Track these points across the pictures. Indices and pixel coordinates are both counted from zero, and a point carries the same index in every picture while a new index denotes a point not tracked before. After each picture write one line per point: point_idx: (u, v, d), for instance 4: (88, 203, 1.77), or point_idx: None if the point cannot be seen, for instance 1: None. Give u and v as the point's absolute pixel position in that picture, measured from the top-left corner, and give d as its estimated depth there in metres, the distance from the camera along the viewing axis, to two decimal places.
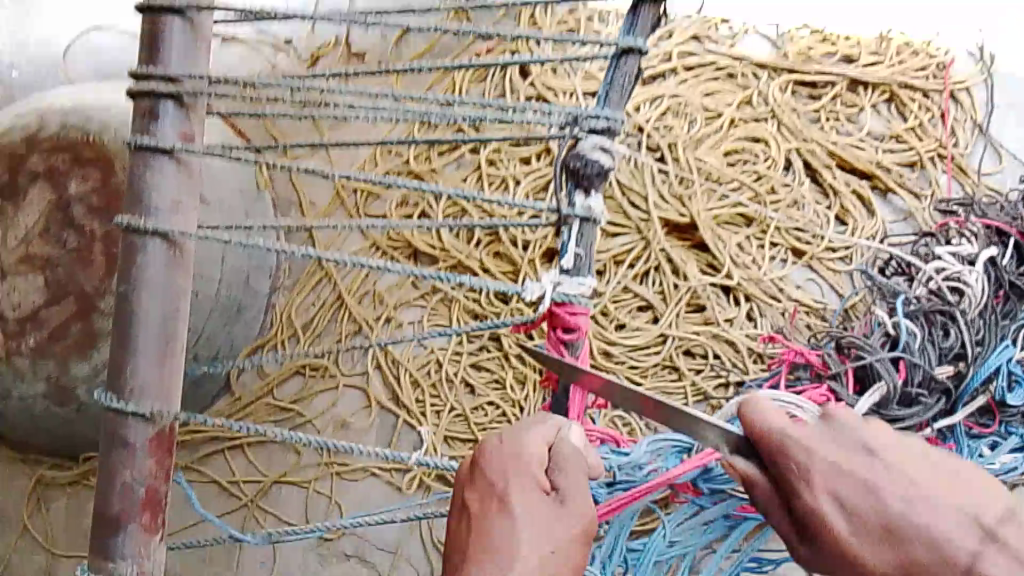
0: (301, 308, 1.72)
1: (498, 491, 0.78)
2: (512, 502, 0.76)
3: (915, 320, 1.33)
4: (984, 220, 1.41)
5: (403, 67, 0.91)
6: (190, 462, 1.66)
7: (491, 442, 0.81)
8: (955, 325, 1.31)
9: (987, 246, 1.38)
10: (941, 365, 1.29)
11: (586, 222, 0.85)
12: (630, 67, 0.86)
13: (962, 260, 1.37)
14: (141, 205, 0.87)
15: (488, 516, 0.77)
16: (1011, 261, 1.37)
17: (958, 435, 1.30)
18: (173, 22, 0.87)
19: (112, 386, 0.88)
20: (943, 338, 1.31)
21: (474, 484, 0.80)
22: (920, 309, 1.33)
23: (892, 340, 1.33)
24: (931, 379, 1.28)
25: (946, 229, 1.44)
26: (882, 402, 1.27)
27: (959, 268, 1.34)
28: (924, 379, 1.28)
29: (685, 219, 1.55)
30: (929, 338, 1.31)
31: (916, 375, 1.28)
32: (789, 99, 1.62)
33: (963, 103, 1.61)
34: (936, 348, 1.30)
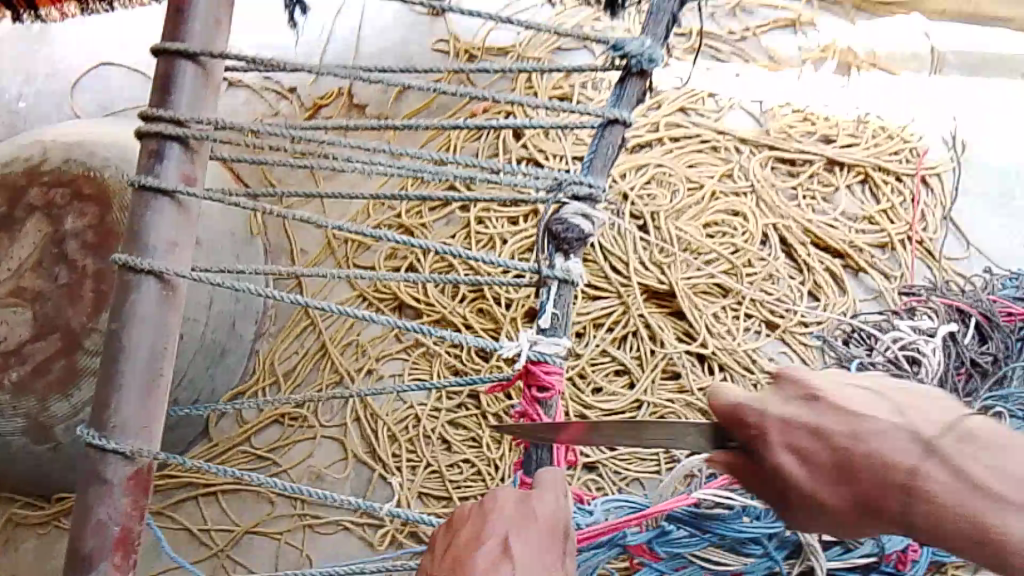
0: (283, 356, 1.74)
1: (502, 534, 0.75)
2: (513, 547, 0.73)
3: None
4: (945, 300, 1.49)
5: (398, 125, 0.96)
6: (162, 507, 1.66)
7: (505, 490, 0.78)
8: None
9: (948, 322, 1.46)
10: None
11: (565, 284, 0.89)
12: (614, 137, 0.91)
13: (922, 332, 1.43)
14: (138, 244, 0.90)
15: (480, 555, 0.73)
16: (972, 339, 1.44)
17: None
18: (186, 68, 0.92)
19: (95, 422, 0.89)
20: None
21: (479, 521, 0.76)
22: (880, 375, 1.38)
23: None
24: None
25: (910, 308, 1.52)
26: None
27: (915, 338, 1.40)
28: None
29: (664, 286, 1.59)
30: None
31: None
32: (769, 175, 1.68)
33: (935, 188, 1.67)
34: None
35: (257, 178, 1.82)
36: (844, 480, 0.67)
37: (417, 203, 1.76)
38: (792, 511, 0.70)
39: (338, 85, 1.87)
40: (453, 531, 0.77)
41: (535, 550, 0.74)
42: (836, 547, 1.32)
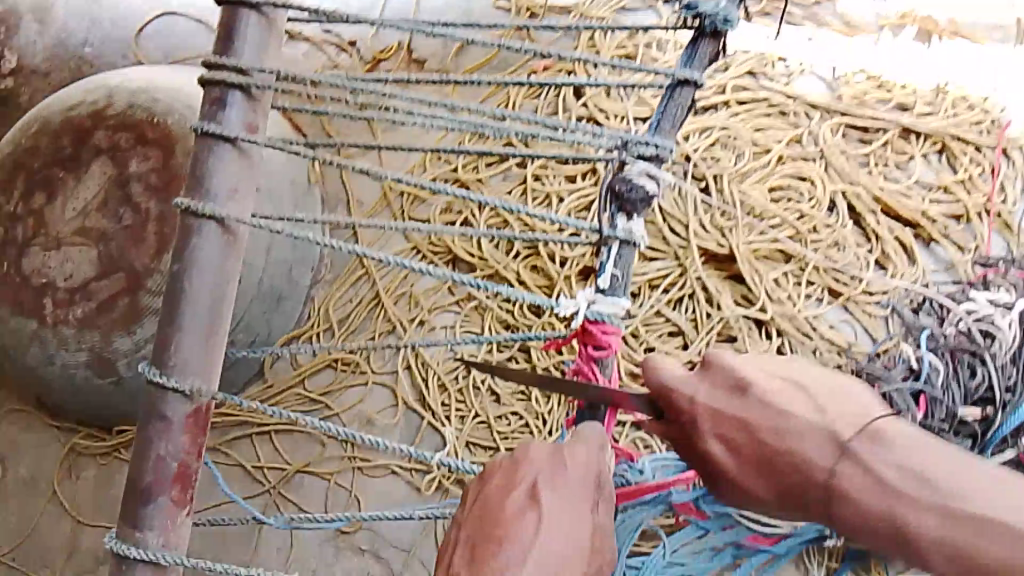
0: (338, 302, 1.76)
1: (531, 481, 0.79)
2: (541, 496, 0.78)
3: (941, 356, 1.34)
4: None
5: (463, 78, 0.94)
6: (219, 442, 1.70)
7: (538, 442, 0.83)
8: (983, 367, 1.31)
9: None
10: (967, 406, 1.30)
11: (626, 245, 0.88)
12: (684, 99, 0.88)
13: (998, 305, 1.37)
14: (200, 189, 0.91)
15: (511, 501, 0.78)
16: None
17: None
18: (251, 18, 0.92)
19: (157, 360, 0.91)
20: (970, 378, 1.31)
21: (514, 466, 0.81)
22: (947, 347, 1.35)
23: (915, 372, 1.35)
24: (956, 418, 1.30)
25: (985, 279, 1.44)
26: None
27: (991, 312, 1.35)
28: (946, 415, 1.30)
29: (724, 250, 1.56)
30: (957, 375, 1.32)
31: (936, 410, 1.30)
32: (840, 140, 1.62)
33: (1015, 160, 1.60)
34: (963, 388, 1.31)
35: (315, 130, 1.81)
36: (761, 475, 0.77)
37: (475, 158, 1.74)
38: (720, 488, 0.81)
39: (398, 39, 1.86)
40: (485, 480, 0.82)
41: (566, 497, 0.78)
42: None
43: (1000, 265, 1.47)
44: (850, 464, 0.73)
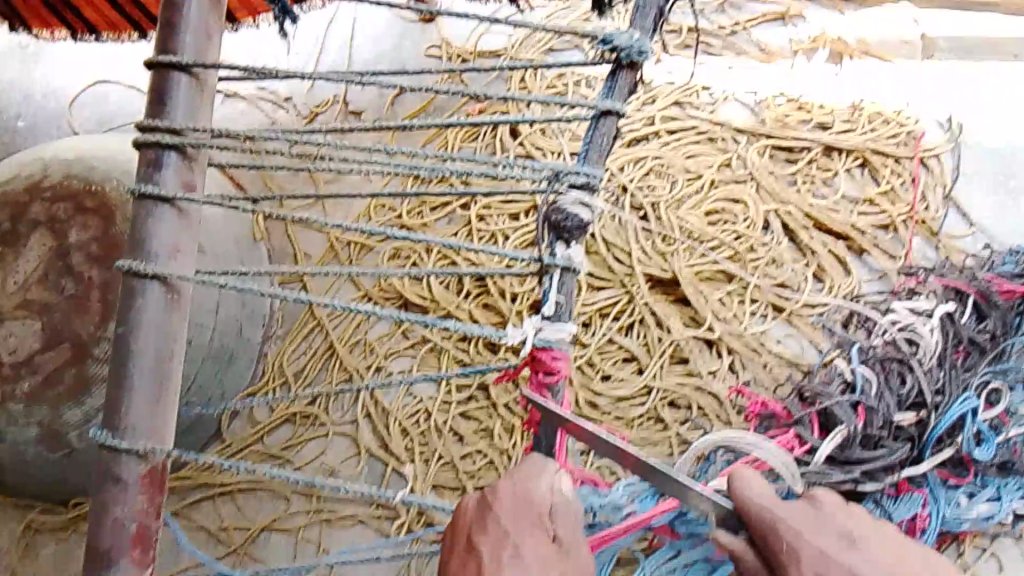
0: (291, 357, 1.76)
1: (469, 531, 0.79)
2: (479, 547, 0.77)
3: (872, 367, 1.41)
4: (942, 280, 1.51)
5: (398, 125, 0.97)
6: (179, 508, 1.67)
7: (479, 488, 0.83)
8: (911, 373, 1.38)
9: (945, 302, 1.47)
10: (902, 411, 1.35)
11: (567, 271, 0.91)
12: (608, 128, 0.92)
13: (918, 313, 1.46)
14: (142, 250, 0.92)
15: (456, 557, 0.79)
16: (969, 318, 1.45)
17: (932, 484, 1.31)
18: (179, 79, 0.93)
19: (107, 424, 0.91)
20: (901, 385, 1.38)
21: (457, 519, 0.81)
22: (877, 359, 1.41)
23: (849, 385, 1.41)
24: (893, 424, 1.34)
25: (910, 290, 1.55)
26: (841, 444, 1.33)
27: (912, 320, 1.43)
28: (883, 422, 1.34)
29: (668, 275, 1.60)
30: (887, 386, 1.37)
31: (875, 418, 1.34)
32: (767, 162, 1.69)
33: (932, 169, 1.68)
34: (894, 395, 1.36)
35: (257, 185, 1.83)
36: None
37: (418, 203, 1.77)
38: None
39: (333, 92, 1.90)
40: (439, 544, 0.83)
41: (501, 538, 0.77)
42: None
43: (922, 272, 1.57)
44: (835, 561, 0.79)
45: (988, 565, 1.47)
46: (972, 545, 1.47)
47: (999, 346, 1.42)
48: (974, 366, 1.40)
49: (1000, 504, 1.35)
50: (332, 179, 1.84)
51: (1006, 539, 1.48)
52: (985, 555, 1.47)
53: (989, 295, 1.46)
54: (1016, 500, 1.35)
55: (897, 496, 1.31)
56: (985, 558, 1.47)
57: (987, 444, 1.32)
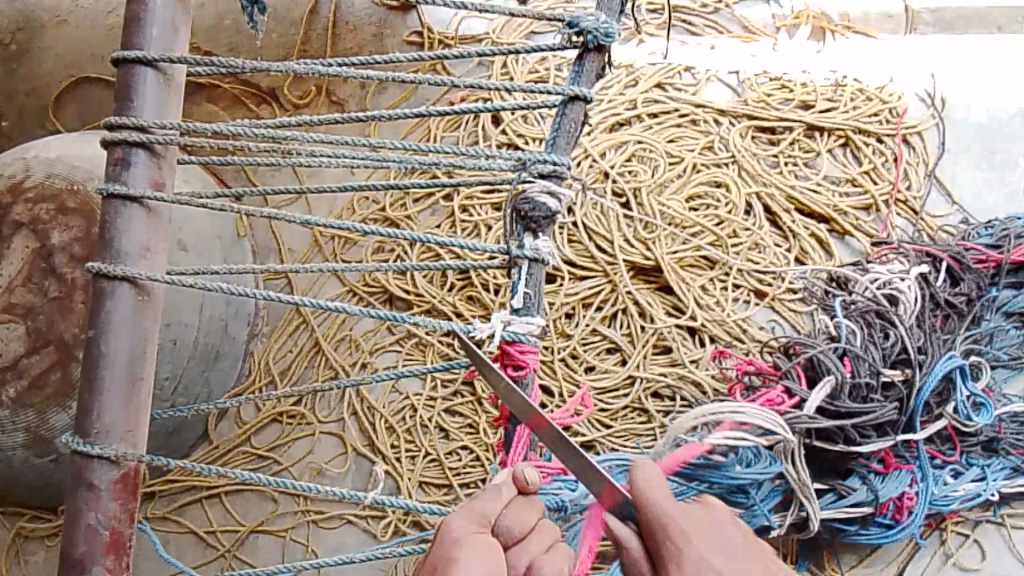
0: (277, 354, 1.75)
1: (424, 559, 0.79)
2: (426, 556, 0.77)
3: (856, 321, 1.37)
4: (915, 245, 1.51)
5: (362, 116, 0.96)
6: (168, 511, 1.68)
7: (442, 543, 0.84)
8: (894, 329, 1.35)
9: (919, 265, 1.48)
10: (888, 366, 1.32)
11: (535, 263, 0.90)
12: (576, 114, 0.91)
13: (895, 274, 1.45)
14: (111, 251, 0.91)
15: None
16: (945, 282, 1.47)
17: (920, 458, 1.37)
18: (146, 73, 0.92)
19: (78, 430, 0.90)
20: (885, 340, 1.35)
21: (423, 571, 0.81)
22: (860, 312, 1.38)
23: (834, 340, 1.35)
24: (879, 375, 1.31)
25: (882, 254, 1.53)
26: (831, 395, 1.27)
27: (891, 279, 1.42)
28: (870, 372, 1.30)
29: (650, 262, 1.59)
30: (875, 338, 1.34)
31: (862, 368, 1.30)
32: (749, 144, 1.67)
33: (916, 147, 1.66)
34: (880, 349, 1.33)
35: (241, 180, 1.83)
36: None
37: (400, 195, 1.75)
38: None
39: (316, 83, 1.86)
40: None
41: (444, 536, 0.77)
42: (828, 493, 1.36)
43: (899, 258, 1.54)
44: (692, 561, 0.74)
45: (970, 553, 1.49)
46: (954, 531, 1.48)
47: (973, 308, 1.46)
48: (951, 327, 1.44)
49: (984, 485, 1.41)
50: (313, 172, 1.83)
51: (989, 525, 1.49)
52: (967, 543, 1.48)
53: (962, 261, 1.48)
54: (1001, 480, 1.42)
55: (884, 474, 1.35)
56: (968, 545, 1.49)
57: (984, 410, 1.38)
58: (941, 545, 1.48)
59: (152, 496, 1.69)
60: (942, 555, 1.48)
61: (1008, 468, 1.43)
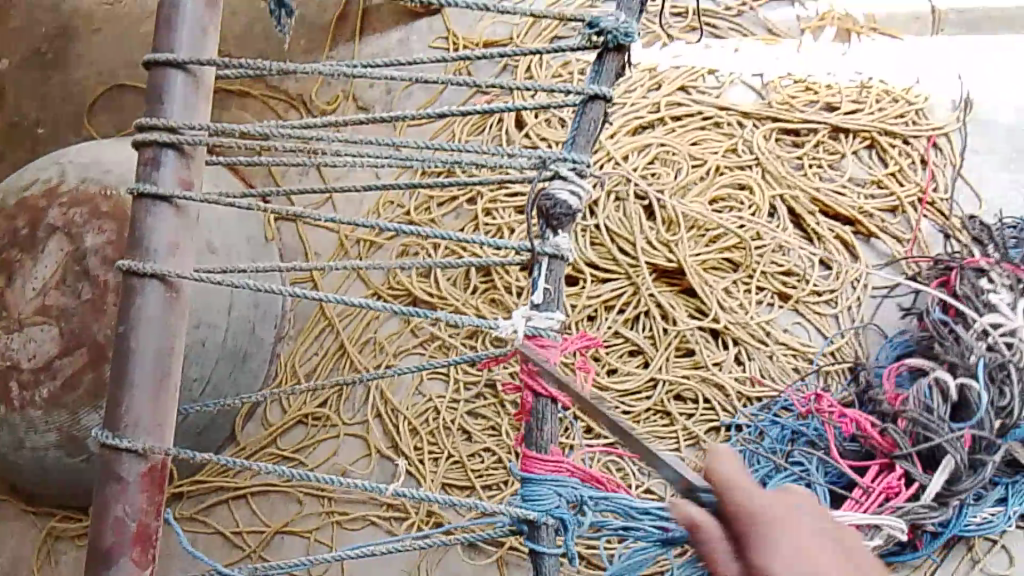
0: (303, 357, 1.78)
1: None
2: None
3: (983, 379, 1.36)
4: (1010, 265, 1.47)
5: (386, 118, 0.97)
6: (196, 512, 1.70)
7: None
8: (1011, 384, 1.37)
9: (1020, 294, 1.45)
10: (995, 421, 1.36)
11: (555, 259, 0.91)
12: (595, 113, 0.92)
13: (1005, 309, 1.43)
14: (141, 249, 0.93)
15: None
16: None
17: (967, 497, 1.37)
18: (176, 76, 0.95)
19: (109, 423, 0.91)
20: (1001, 397, 1.37)
21: None
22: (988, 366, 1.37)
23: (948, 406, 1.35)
24: (983, 442, 1.35)
25: (977, 268, 1.48)
26: (948, 479, 1.32)
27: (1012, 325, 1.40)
28: (985, 446, 1.35)
29: (673, 265, 1.59)
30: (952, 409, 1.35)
31: (978, 445, 1.34)
32: (773, 146, 1.67)
33: (943, 149, 1.65)
34: (994, 407, 1.36)
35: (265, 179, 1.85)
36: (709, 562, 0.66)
37: (425, 199, 1.76)
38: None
39: (342, 88, 1.88)
40: None
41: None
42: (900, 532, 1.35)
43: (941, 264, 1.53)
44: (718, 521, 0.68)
45: (999, 560, 1.49)
46: (983, 538, 1.48)
47: None
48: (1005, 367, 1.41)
49: (1005, 508, 1.41)
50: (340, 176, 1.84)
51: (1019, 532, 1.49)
52: (996, 549, 1.49)
53: None
54: (1022, 502, 1.42)
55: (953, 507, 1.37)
56: (996, 551, 1.49)
57: None
58: (968, 551, 1.48)
59: (178, 497, 1.71)
60: (969, 562, 1.48)
61: None
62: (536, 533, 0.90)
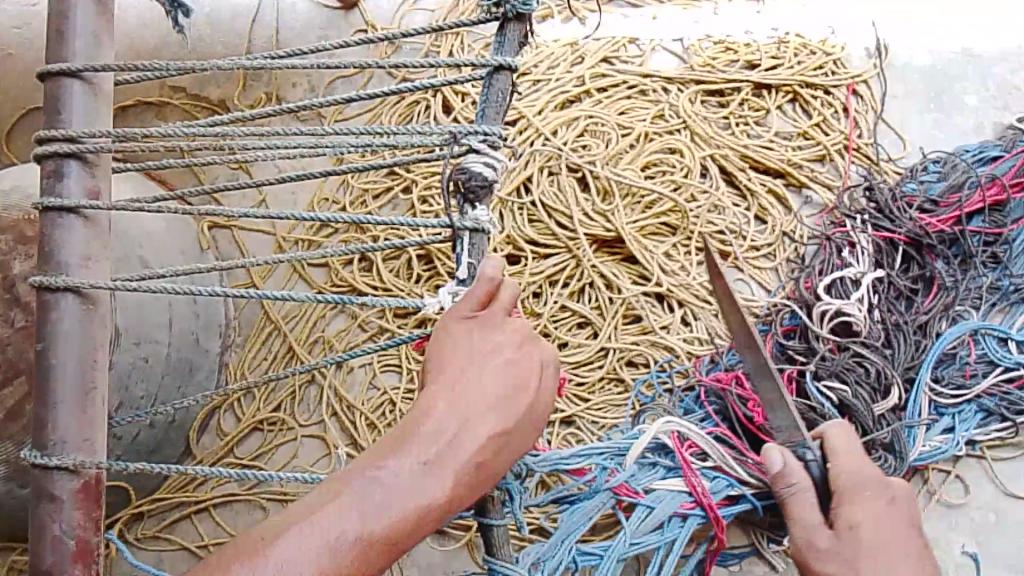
0: (252, 364, 1.76)
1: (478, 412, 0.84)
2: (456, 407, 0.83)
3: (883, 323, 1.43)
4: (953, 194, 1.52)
5: (294, 107, 0.95)
6: (159, 530, 1.67)
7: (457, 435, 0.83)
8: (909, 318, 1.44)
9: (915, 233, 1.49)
10: (906, 359, 1.41)
11: (476, 233, 0.90)
12: (502, 83, 0.91)
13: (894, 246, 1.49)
14: (51, 263, 0.91)
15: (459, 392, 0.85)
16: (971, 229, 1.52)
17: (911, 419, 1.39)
18: (72, 85, 0.93)
19: (36, 442, 0.90)
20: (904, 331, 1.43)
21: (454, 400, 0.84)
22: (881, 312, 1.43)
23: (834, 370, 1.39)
24: (885, 380, 1.37)
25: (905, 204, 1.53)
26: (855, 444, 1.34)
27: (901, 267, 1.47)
28: (881, 393, 1.37)
29: (611, 233, 1.59)
30: (861, 379, 1.36)
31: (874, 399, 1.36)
32: (699, 108, 1.69)
33: (863, 96, 1.69)
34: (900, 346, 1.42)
35: (190, 181, 1.83)
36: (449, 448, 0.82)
37: (360, 192, 1.75)
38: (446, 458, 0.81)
39: (265, 89, 1.86)
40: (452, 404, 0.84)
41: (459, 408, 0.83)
42: None
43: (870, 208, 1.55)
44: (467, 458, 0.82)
45: (954, 490, 1.52)
46: (936, 470, 1.52)
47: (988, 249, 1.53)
48: (921, 307, 1.46)
49: (953, 435, 1.44)
50: (262, 166, 1.83)
51: (970, 460, 1.53)
52: (950, 479, 1.52)
53: (1001, 202, 1.54)
54: (970, 429, 1.45)
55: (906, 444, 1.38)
56: (950, 481, 1.52)
57: (992, 344, 1.47)
58: (924, 485, 1.51)
59: (140, 516, 1.69)
60: (926, 495, 1.51)
61: (979, 413, 1.46)
62: (486, 505, 0.90)
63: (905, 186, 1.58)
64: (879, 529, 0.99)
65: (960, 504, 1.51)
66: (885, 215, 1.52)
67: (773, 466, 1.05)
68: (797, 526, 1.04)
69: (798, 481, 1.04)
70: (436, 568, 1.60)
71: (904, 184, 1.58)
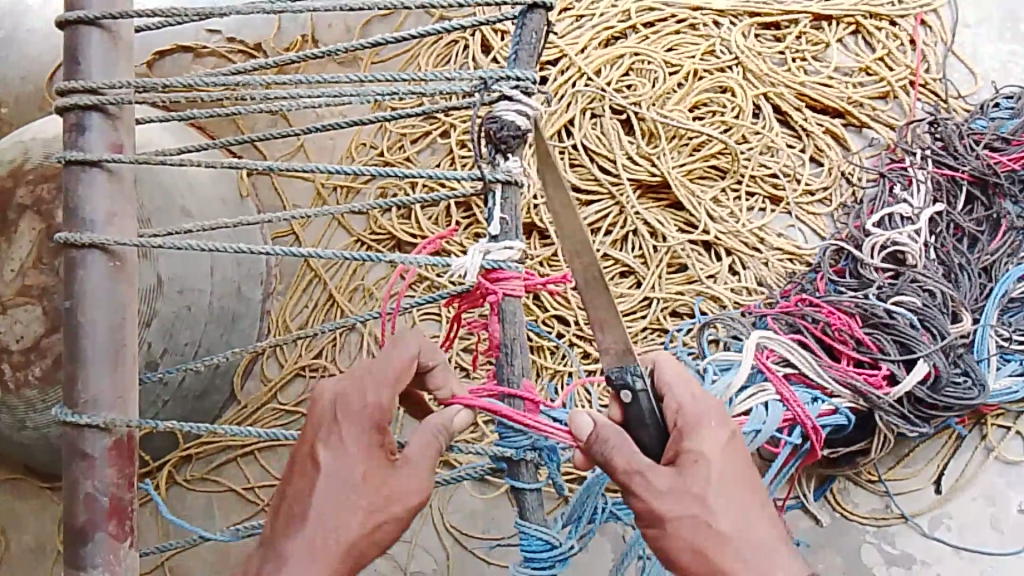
0: (294, 311, 1.75)
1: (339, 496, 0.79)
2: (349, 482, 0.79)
3: (941, 260, 1.36)
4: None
5: (320, 51, 0.87)
6: (207, 472, 1.71)
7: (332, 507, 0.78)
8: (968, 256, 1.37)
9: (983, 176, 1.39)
10: (972, 291, 1.34)
11: (509, 186, 0.85)
12: (536, 23, 0.85)
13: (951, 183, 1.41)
14: (75, 219, 0.89)
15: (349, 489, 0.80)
16: None
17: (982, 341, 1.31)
18: (90, 33, 0.89)
19: (67, 401, 0.89)
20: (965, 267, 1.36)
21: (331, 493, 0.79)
22: (939, 252, 1.36)
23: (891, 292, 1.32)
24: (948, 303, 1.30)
25: (974, 142, 1.44)
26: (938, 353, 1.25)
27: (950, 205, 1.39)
28: (947, 310, 1.30)
29: (656, 178, 1.53)
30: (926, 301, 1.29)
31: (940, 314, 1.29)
32: (753, 43, 1.60)
33: (932, 26, 1.58)
34: (963, 276, 1.35)
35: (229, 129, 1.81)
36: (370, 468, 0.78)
37: (399, 136, 1.71)
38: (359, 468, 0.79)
39: (301, 31, 1.82)
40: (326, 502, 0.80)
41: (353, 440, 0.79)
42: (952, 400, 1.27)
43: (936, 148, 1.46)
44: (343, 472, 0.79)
45: (1012, 447, 1.47)
46: (995, 426, 1.47)
47: None
48: (985, 249, 1.38)
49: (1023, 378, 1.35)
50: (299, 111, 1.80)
51: None
52: (1009, 436, 1.47)
53: None
54: None
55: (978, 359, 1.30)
56: (1009, 438, 1.47)
57: None
58: (982, 441, 1.47)
59: (189, 459, 1.72)
60: (983, 452, 1.47)
61: None
62: (516, 469, 0.91)
63: (975, 122, 1.48)
64: (726, 465, 0.78)
65: (1018, 461, 1.46)
66: (949, 152, 1.43)
67: (582, 430, 0.82)
68: (625, 479, 0.78)
69: (613, 434, 0.80)
70: (478, 516, 1.60)
71: (974, 121, 1.48)
